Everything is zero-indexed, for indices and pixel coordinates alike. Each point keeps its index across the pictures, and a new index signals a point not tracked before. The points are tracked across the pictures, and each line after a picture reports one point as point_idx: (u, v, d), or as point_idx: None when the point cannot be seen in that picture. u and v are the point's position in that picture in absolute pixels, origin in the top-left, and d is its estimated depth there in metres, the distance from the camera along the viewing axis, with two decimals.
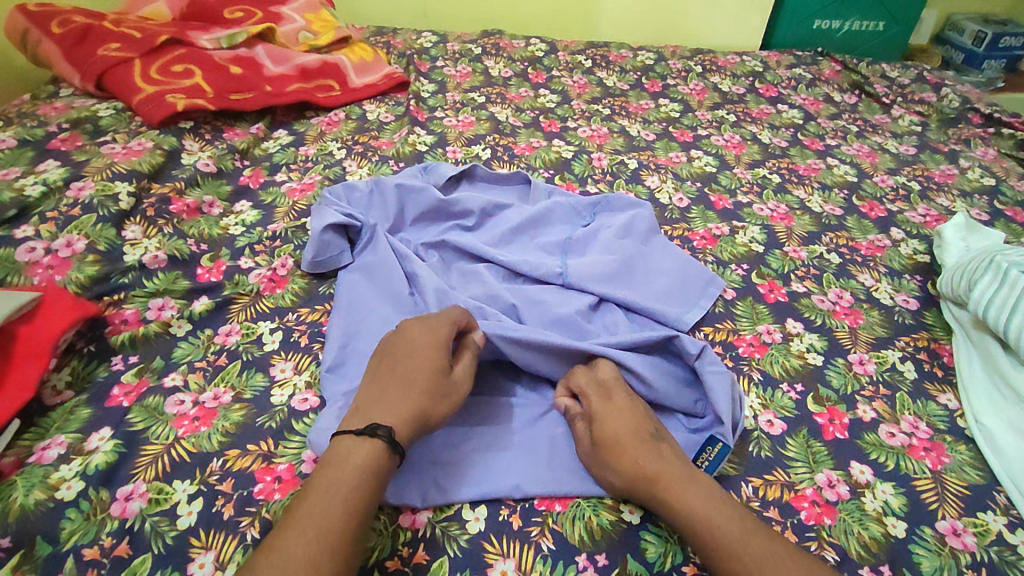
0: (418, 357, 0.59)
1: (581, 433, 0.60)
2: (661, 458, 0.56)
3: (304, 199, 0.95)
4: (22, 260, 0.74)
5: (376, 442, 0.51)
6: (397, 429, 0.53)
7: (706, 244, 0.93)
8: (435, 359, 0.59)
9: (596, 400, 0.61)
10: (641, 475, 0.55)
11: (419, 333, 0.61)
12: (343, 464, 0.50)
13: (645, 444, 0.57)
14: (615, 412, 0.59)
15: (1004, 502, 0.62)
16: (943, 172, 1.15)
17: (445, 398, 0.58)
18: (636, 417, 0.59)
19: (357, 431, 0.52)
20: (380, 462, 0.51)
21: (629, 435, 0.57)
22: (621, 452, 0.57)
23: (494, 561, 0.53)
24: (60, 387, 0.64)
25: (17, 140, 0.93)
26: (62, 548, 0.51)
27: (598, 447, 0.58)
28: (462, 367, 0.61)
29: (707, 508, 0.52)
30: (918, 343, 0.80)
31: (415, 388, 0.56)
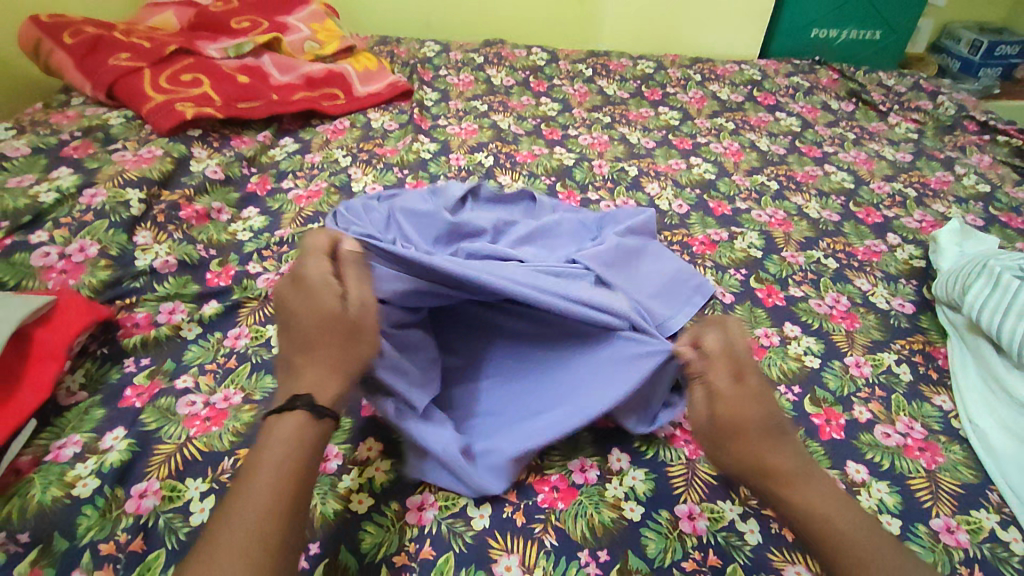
0: (306, 316, 0.55)
1: (695, 405, 0.56)
2: (785, 453, 0.52)
3: (311, 206, 0.97)
4: (36, 265, 0.76)
5: (298, 414, 0.49)
6: (317, 392, 0.51)
7: (705, 249, 0.94)
8: (322, 308, 0.54)
9: (726, 374, 0.55)
10: (757, 465, 0.51)
11: (292, 293, 0.57)
12: (267, 444, 0.47)
13: (768, 436, 0.52)
14: (744, 391, 0.54)
15: (997, 501, 0.63)
16: (939, 179, 1.17)
17: (355, 333, 0.54)
18: (764, 403, 0.54)
19: (276, 409, 0.49)
20: (309, 430, 0.48)
21: (753, 421, 0.52)
22: (742, 436, 0.52)
23: (498, 556, 0.55)
24: (74, 388, 0.66)
25: (30, 148, 0.95)
26: (80, 543, 0.53)
27: (715, 429, 0.53)
28: (356, 293, 0.56)
29: (830, 513, 0.49)
30: (913, 346, 0.81)
31: (322, 343, 0.53)
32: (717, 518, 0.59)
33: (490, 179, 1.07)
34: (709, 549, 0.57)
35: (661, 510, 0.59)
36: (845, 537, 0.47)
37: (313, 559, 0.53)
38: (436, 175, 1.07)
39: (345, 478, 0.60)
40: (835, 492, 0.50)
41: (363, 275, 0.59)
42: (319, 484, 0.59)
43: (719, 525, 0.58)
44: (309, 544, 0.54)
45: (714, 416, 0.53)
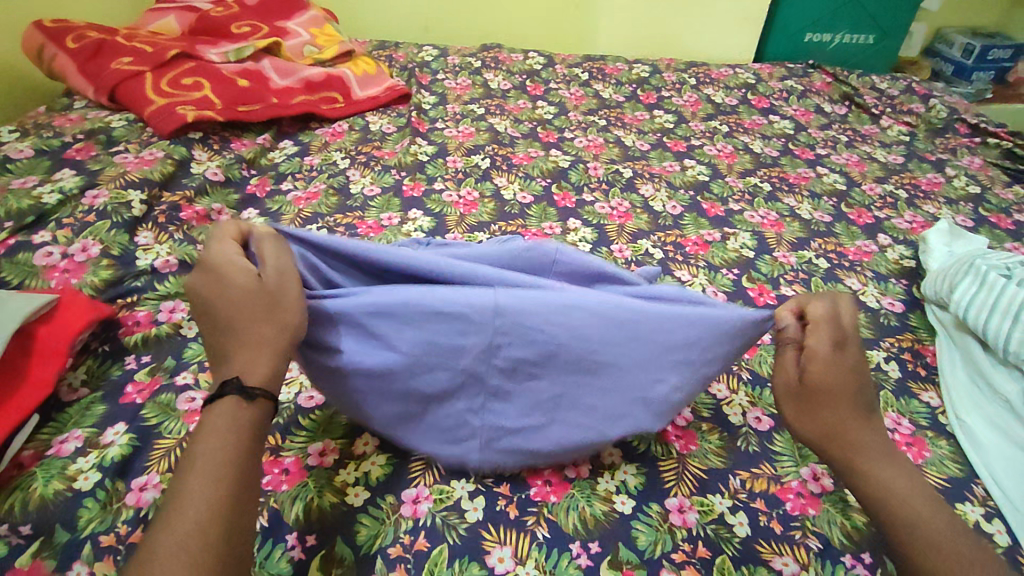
0: (218, 295, 0.50)
1: (784, 369, 0.55)
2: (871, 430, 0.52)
3: (309, 208, 0.98)
4: (39, 264, 0.78)
5: (229, 400, 0.46)
6: (246, 373, 0.47)
7: (697, 249, 0.96)
8: (236, 287, 0.50)
9: (830, 340, 0.53)
10: (839, 436, 0.51)
11: (200, 274, 0.51)
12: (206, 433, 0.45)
13: (858, 411, 0.52)
14: (843, 359, 0.52)
15: (982, 494, 0.64)
16: (930, 180, 1.18)
17: (274, 304, 0.50)
18: (858, 376, 0.52)
19: (207, 402, 0.46)
20: (245, 415, 0.46)
21: (841, 391, 0.51)
22: (826, 405, 0.52)
23: (491, 548, 0.56)
24: (76, 384, 0.67)
25: (34, 150, 0.97)
26: (81, 535, 0.54)
27: (800, 394, 0.53)
28: (272, 265, 0.52)
29: (908, 497, 0.48)
30: (902, 344, 0.82)
31: (242, 320, 0.49)
32: (706, 511, 0.60)
33: (486, 181, 1.08)
34: (699, 541, 0.58)
35: (652, 502, 0.60)
36: (920, 523, 0.47)
37: (310, 550, 0.54)
38: (433, 177, 1.08)
39: (341, 472, 0.61)
40: (920, 482, 0.50)
41: (275, 244, 0.54)
42: (316, 478, 0.60)
43: (709, 517, 0.60)
44: (306, 537, 0.55)
45: (803, 378, 0.53)
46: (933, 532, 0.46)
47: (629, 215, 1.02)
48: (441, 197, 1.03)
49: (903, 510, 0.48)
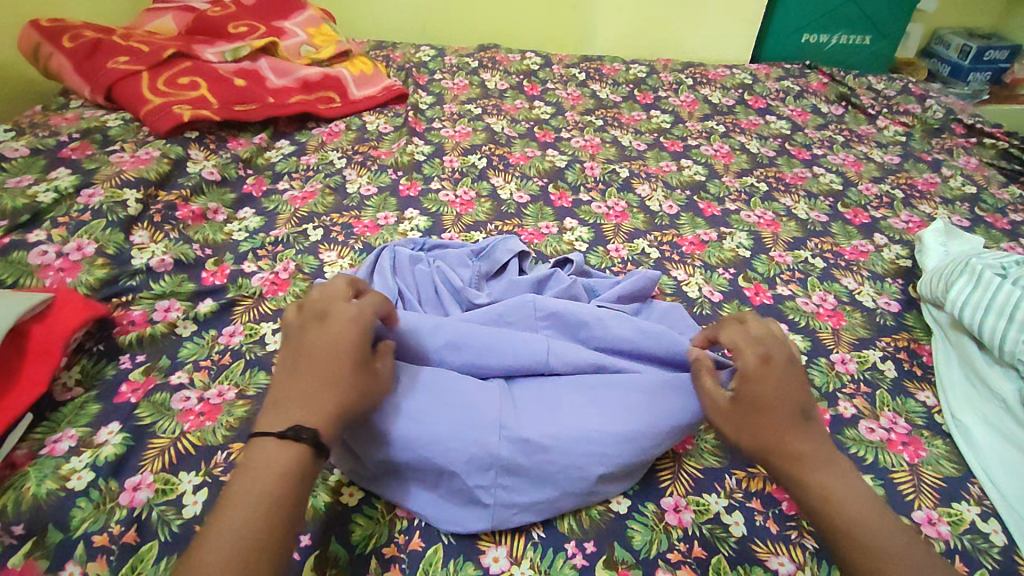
0: (344, 338, 0.53)
1: (712, 394, 0.55)
2: (806, 436, 0.52)
3: (305, 207, 0.98)
4: (34, 263, 0.77)
5: (302, 448, 0.47)
6: (323, 432, 0.49)
7: (694, 249, 0.96)
8: (363, 348, 0.54)
9: (752, 359, 0.54)
10: (782, 451, 0.52)
11: (341, 308, 0.55)
12: (269, 471, 0.46)
13: (795, 419, 0.52)
14: (768, 376, 0.53)
15: (978, 493, 0.64)
16: (926, 180, 1.18)
17: (372, 394, 0.53)
18: (791, 382, 0.54)
19: (280, 434, 0.47)
20: (309, 467, 0.47)
21: (780, 406, 0.52)
22: (767, 418, 0.52)
23: (486, 547, 0.56)
24: (70, 384, 0.67)
25: (29, 149, 0.97)
26: (73, 535, 0.54)
27: (736, 414, 0.53)
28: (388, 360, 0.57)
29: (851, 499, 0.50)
30: (898, 343, 0.82)
31: (347, 375, 0.52)
32: (702, 510, 0.60)
33: (483, 180, 1.08)
34: (695, 541, 0.58)
35: (648, 502, 0.60)
36: (866, 524, 0.48)
37: (304, 550, 0.54)
38: (430, 177, 1.08)
39: (336, 472, 0.60)
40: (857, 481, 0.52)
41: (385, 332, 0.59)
42: None
43: (704, 517, 0.60)
44: (300, 536, 0.55)
45: (738, 397, 0.54)
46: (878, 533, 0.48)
47: (625, 215, 1.02)
48: (438, 196, 1.03)
49: (848, 511, 0.49)
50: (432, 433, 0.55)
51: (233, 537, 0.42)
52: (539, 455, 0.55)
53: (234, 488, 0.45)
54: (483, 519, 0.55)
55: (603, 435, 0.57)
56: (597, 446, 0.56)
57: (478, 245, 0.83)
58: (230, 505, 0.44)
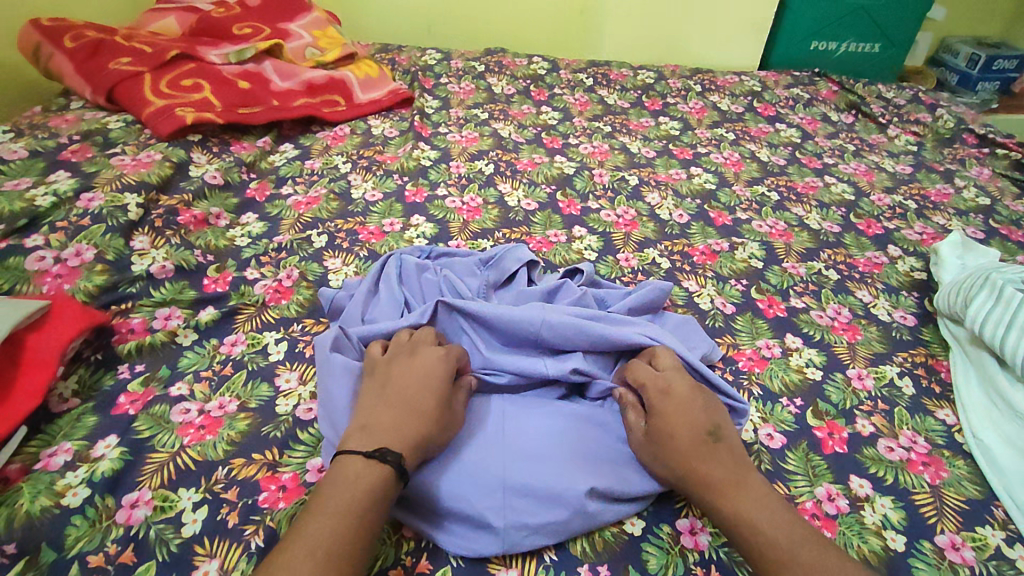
0: (429, 378, 0.57)
1: (637, 423, 0.60)
2: (715, 461, 0.54)
3: (310, 213, 0.96)
4: (31, 269, 0.75)
5: (387, 469, 0.49)
6: (406, 456, 0.51)
7: (705, 259, 0.94)
8: (444, 388, 0.57)
9: (656, 396, 0.59)
10: (693, 478, 0.54)
11: (428, 356, 0.60)
12: (357, 485, 0.48)
13: (700, 445, 0.55)
14: (675, 408, 0.58)
15: (1003, 517, 0.63)
16: (939, 191, 1.17)
17: (446, 431, 0.56)
18: (694, 410, 0.57)
19: (367, 453, 0.50)
20: (393, 492, 0.49)
21: (682, 434, 0.56)
22: (673, 447, 0.56)
23: (497, 570, 0.54)
24: (67, 394, 0.65)
25: (28, 151, 0.95)
26: (68, 555, 0.52)
27: (651, 447, 0.57)
28: (463, 403, 0.60)
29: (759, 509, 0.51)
30: (915, 359, 0.81)
31: (431, 409, 0.55)
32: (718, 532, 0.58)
33: (490, 187, 1.06)
34: (711, 565, 0.55)
35: (663, 524, 0.58)
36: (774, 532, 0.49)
37: None
38: (435, 183, 1.06)
39: None
40: (766, 492, 0.53)
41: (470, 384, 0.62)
42: None
43: (721, 539, 0.57)
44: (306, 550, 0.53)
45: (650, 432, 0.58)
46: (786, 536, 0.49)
47: (635, 223, 1.01)
48: (444, 203, 1.01)
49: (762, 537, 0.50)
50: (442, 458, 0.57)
51: (321, 543, 0.44)
52: (545, 475, 0.57)
53: (326, 497, 0.47)
54: (494, 543, 0.54)
55: (603, 458, 0.60)
56: (598, 467, 0.58)
57: (488, 254, 0.81)
58: (322, 511, 0.46)
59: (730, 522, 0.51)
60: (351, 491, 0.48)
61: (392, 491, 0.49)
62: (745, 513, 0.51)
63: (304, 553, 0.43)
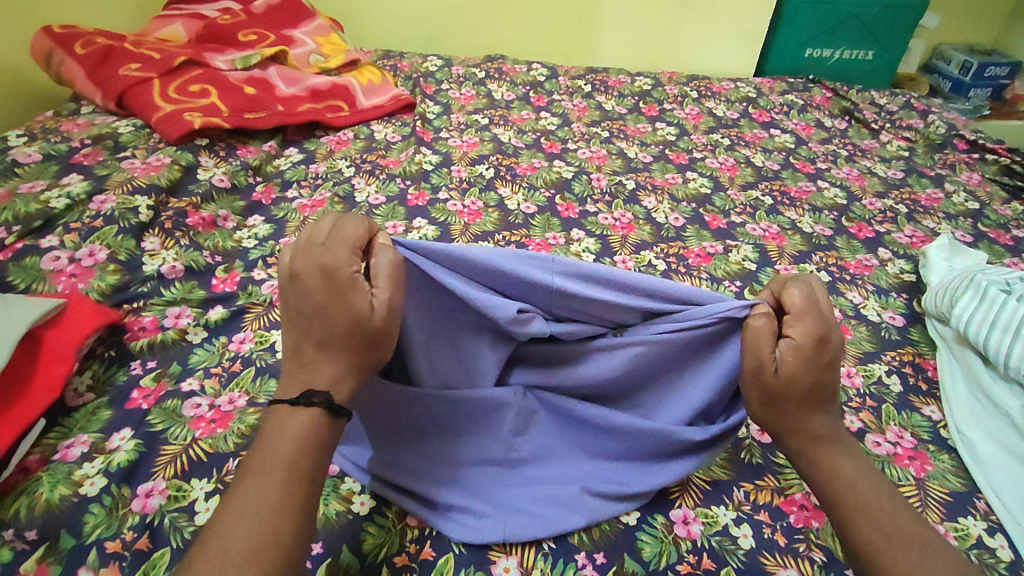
0: (327, 291, 0.50)
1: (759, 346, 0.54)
2: (826, 420, 0.55)
3: (315, 215, 0.99)
4: (46, 269, 0.78)
5: (315, 411, 0.49)
6: (335, 391, 0.51)
7: (700, 261, 0.96)
8: (351, 302, 0.50)
9: (802, 333, 0.54)
10: (802, 428, 0.54)
11: (314, 257, 0.51)
12: (281, 438, 0.48)
13: (818, 402, 0.54)
14: (814, 358, 0.53)
15: (985, 508, 0.65)
16: (930, 196, 1.19)
17: (380, 339, 0.52)
18: (831, 368, 0.54)
19: (292, 400, 0.49)
20: (324, 431, 0.49)
21: (809, 389, 0.53)
22: (797, 396, 0.53)
23: (497, 558, 0.56)
24: (82, 389, 0.67)
25: (42, 155, 0.97)
26: (86, 541, 0.54)
27: (768, 386, 0.54)
28: (386, 294, 0.52)
29: (854, 474, 0.52)
30: (903, 357, 0.83)
31: (343, 330, 0.51)
32: (711, 522, 0.60)
33: (490, 191, 1.09)
34: (704, 553, 0.58)
35: (657, 514, 0.60)
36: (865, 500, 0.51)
37: (318, 558, 0.54)
38: (437, 186, 1.09)
39: (348, 482, 0.61)
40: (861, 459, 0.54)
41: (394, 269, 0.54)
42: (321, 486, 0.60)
43: (713, 529, 0.60)
44: (312, 545, 0.55)
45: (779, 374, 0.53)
46: (880, 506, 0.50)
47: (632, 226, 1.03)
48: (445, 206, 1.04)
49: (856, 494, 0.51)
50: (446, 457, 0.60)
51: (250, 502, 0.44)
52: (545, 479, 0.60)
53: (252, 457, 0.47)
54: (494, 531, 0.56)
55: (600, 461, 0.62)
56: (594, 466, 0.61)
57: None
58: (247, 471, 0.46)
59: (819, 478, 0.53)
60: (282, 445, 0.47)
61: (325, 431, 0.50)
62: (841, 472, 0.53)
63: (235, 514, 0.43)
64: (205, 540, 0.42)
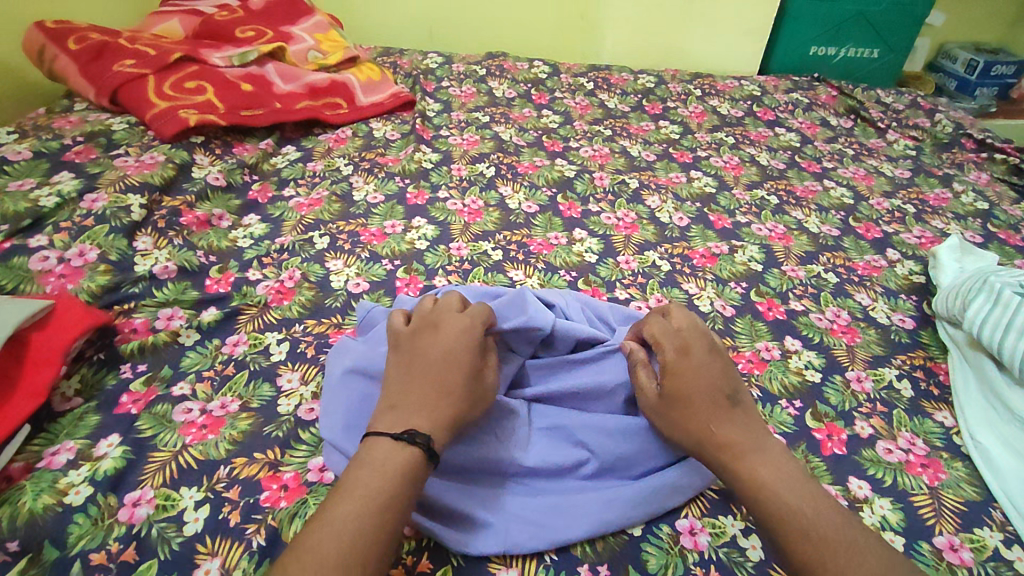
0: (459, 343, 0.57)
1: (646, 383, 0.60)
2: (732, 424, 0.54)
3: (312, 214, 0.97)
4: (35, 269, 0.76)
5: (415, 451, 0.49)
6: (435, 435, 0.51)
7: (705, 262, 0.94)
8: (471, 363, 0.56)
9: (670, 352, 0.58)
10: (706, 439, 0.54)
11: (453, 316, 0.59)
12: (378, 467, 0.48)
13: (717, 409, 0.55)
14: (693, 369, 0.57)
15: (1001, 518, 0.63)
16: (938, 196, 1.17)
17: (479, 401, 0.55)
18: (712, 376, 0.56)
19: (396, 436, 0.50)
20: (419, 471, 0.49)
21: (698, 396, 0.55)
22: (687, 407, 0.55)
23: (497, 570, 0.54)
24: (70, 394, 0.65)
25: (32, 152, 0.95)
26: (70, 553, 0.52)
27: (661, 407, 0.57)
28: (494, 370, 0.58)
29: (776, 480, 0.51)
30: (914, 361, 0.81)
31: (460, 378, 0.54)
32: (718, 533, 0.58)
33: (491, 190, 1.07)
34: (711, 565, 0.56)
35: (663, 524, 0.58)
36: (789, 502, 0.49)
37: None
38: (437, 185, 1.07)
39: None
40: (784, 460, 0.53)
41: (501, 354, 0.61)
42: (315, 494, 0.58)
43: (721, 540, 0.58)
44: None
45: (663, 392, 0.57)
46: (802, 510, 0.49)
47: (635, 226, 1.01)
48: (445, 205, 1.02)
49: (775, 497, 0.50)
50: (452, 464, 0.58)
51: (345, 526, 0.44)
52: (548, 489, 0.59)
53: (350, 480, 0.48)
54: (494, 541, 0.54)
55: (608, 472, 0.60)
56: (600, 476, 0.60)
57: None
58: (345, 493, 0.46)
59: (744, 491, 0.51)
60: (376, 475, 0.48)
61: (421, 473, 0.49)
62: (760, 478, 0.51)
63: (328, 531, 0.44)
64: (295, 553, 0.43)
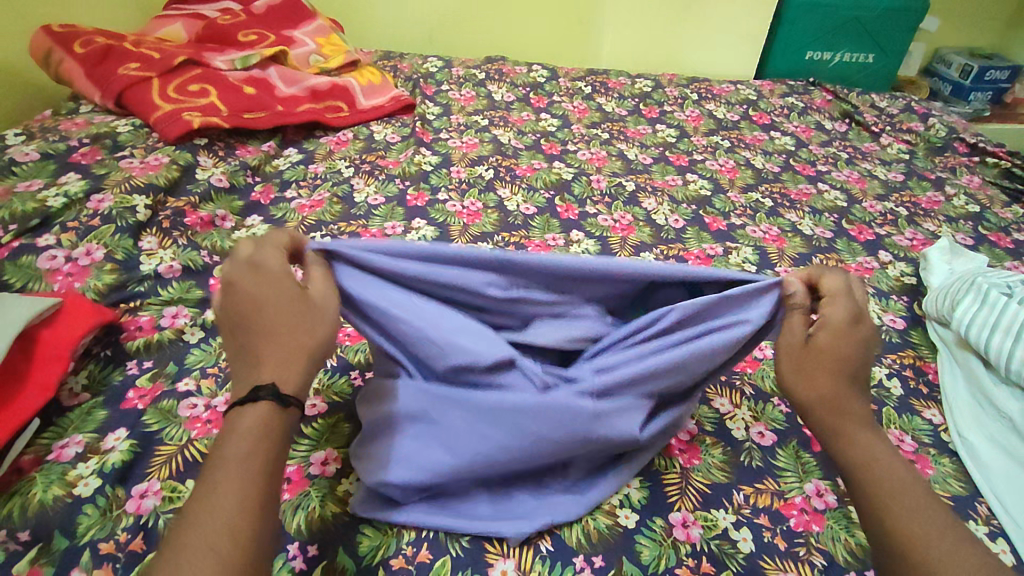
0: (263, 281, 0.50)
1: (794, 329, 0.56)
2: (858, 401, 0.53)
3: (314, 216, 0.99)
4: (42, 268, 0.78)
5: (262, 405, 0.46)
6: (283, 379, 0.47)
7: (700, 263, 0.96)
8: (285, 291, 0.50)
9: (838, 314, 0.54)
10: (830, 402, 0.53)
11: (240, 260, 0.52)
12: (232, 436, 0.45)
13: (850, 380, 0.54)
14: (850, 338, 0.54)
15: (986, 513, 0.64)
16: (930, 199, 1.19)
17: (320, 318, 0.51)
18: (863, 350, 0.54)
19: (240, 400, 0.46)
20: (276, 422, 0.46)
21: (843, 362, 0.53)
22: (826, 368, 0.53)
23: (494, 561, 0.55)
24: (77, 389, 0.67)
25: (40, 154, 0.97)
26: (79, 542, 0.53)
27: (799, 358, 0.54)
28: (320, 282, 0.53)
29: (891, 462, 0.50)
30: (904, 360, 0.83)
31: (286, 313, 0.49)
32: (710, 526, 0.60)
33: (489, 192, 1.08)
34: (703, 556, 0.57)
35: (656, 517, 0.60)
36: (903, 487, 0.48)
37: (311, 560, 0.54)
38: (436, 187, 1.08)
39: (345, 482, 0.60)
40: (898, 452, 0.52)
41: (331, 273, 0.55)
42: (317, 487, 0.59)
43: (712, 532, 0.59)
44: (307, 547, 0.55)
45: (812, 341, 0.54)
46: (915, 495, 0.48)
47: (631, 228, 1.03)
48: (444, 207, 1.03)
49: (890, 476, 0.49)
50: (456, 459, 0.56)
51: (203, 500, 0.41)
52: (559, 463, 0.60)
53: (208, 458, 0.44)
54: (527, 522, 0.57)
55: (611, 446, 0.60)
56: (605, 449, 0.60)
57: None
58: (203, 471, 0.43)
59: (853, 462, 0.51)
60: (232, 443, 0.44)
61: (279, 423, 0.46)
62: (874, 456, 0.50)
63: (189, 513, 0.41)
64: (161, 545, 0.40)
